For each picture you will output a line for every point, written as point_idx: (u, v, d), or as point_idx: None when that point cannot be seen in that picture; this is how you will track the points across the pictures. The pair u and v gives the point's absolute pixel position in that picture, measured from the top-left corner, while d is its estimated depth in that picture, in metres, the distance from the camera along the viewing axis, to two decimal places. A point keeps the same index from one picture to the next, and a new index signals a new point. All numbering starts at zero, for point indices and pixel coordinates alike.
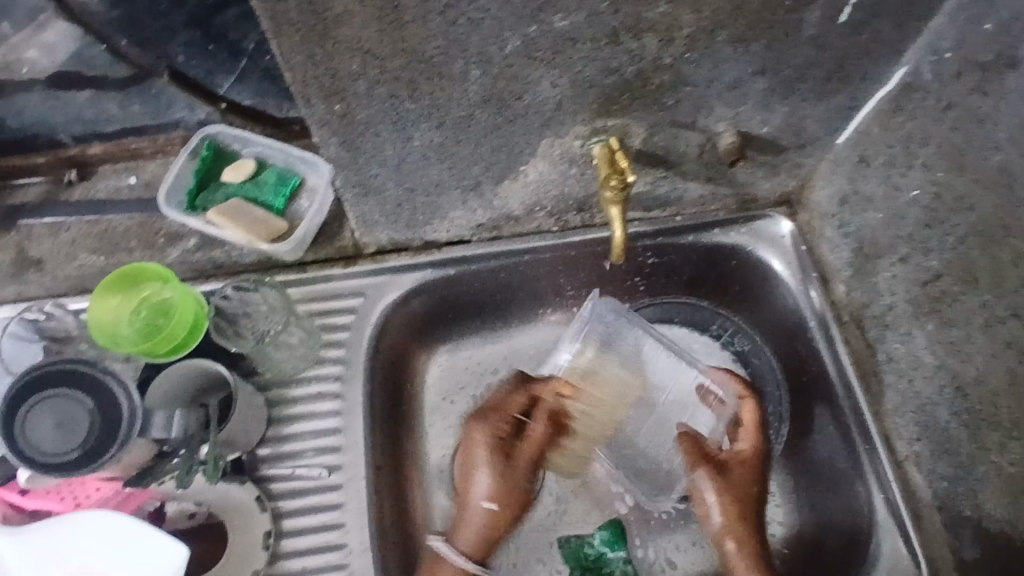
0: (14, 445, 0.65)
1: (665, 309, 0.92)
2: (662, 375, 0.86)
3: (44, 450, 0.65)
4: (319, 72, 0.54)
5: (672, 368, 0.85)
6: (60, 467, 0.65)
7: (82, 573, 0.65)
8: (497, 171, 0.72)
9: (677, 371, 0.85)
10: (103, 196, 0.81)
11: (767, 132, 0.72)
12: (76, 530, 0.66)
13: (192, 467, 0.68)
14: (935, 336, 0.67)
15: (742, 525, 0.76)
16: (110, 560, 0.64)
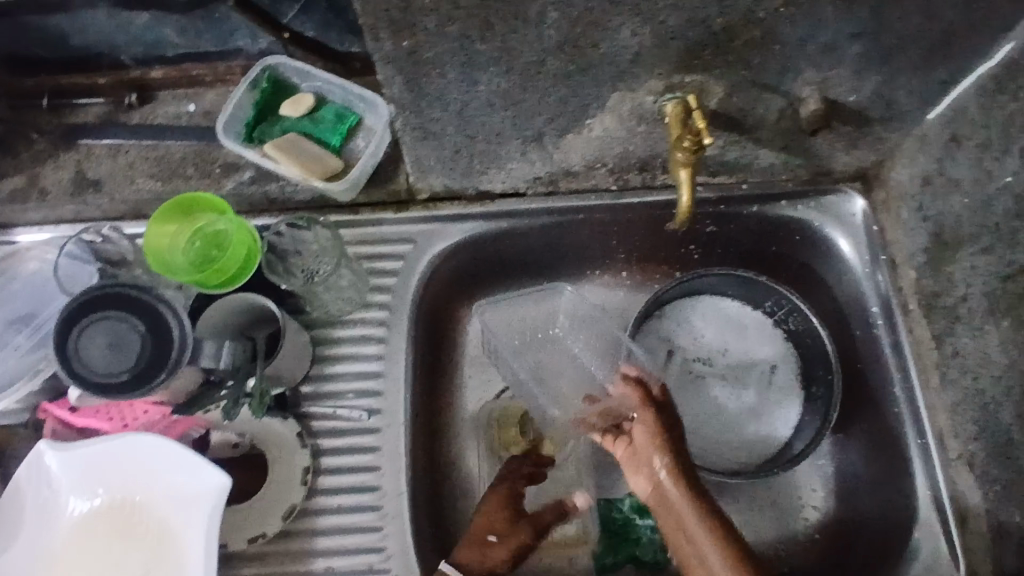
0: (66, 362, 0.67)
1: (718, 282, 0.87)
2: (707, 348, 0.88)
3: (95, 369, 0.66)
4: (390, 5, 0.52)
5: (718, 342, 0.88)
6: (110, 388, 0.66)
7: (127, 489, 0.68)
8: (562, 123, 0.68)
9: (722, 346, 0.88)
10: (162, 122, 0.81)
11: (854, 102, 0.67)
12: (119, 451, 0.67)
13: (238, 399, 0.69)
14: (1011, 334, 0.63)
15: (691, 495, 0.66)
16: (154, 481, 0.67)
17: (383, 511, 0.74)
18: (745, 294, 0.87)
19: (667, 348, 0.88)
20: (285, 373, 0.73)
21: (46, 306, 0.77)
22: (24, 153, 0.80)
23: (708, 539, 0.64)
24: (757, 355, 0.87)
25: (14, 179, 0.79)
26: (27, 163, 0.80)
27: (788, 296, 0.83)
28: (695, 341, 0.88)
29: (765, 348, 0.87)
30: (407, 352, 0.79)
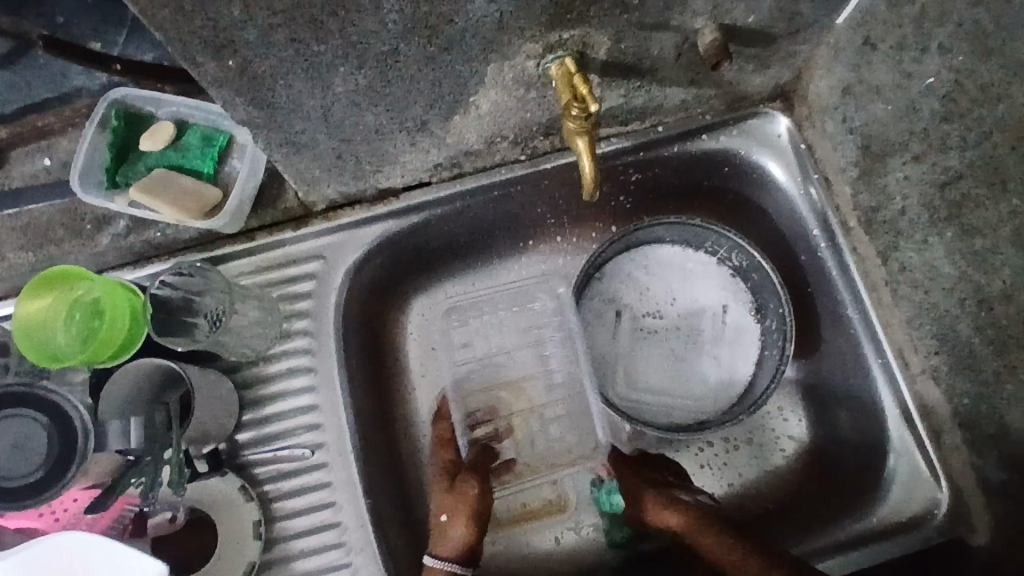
0: None
1: (652, 231, 0.82)
2: (658, 301, 0.83)
3: (3, 473, 0.62)
4: (196, 24, 0.44)
5: (667, 293, 0.83)
6: (21, 490, 0.62)
7: None
8: (443, 107, 0.62)
9: (672, 295, 0.83)
10: (20, 184, 0.72)
11: (755, 22, 0.61)
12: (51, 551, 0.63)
13: (156, 480, 0.62)
14: (956, 246, 0.59)
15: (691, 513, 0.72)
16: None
17: (348, 546, 0.71)
18: (684, 237, 0.82)
19: (615, 309, 0.83)
20: (209, 430, 0.68)
21: None
22: None
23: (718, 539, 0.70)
24: (712, 299, 0.82)
25: None
26: None
27: (727, 236, 0.79)
28: (644, 296, 0.83)
29: (717, 291, 0.83)
30: (340, 377, 0.74)
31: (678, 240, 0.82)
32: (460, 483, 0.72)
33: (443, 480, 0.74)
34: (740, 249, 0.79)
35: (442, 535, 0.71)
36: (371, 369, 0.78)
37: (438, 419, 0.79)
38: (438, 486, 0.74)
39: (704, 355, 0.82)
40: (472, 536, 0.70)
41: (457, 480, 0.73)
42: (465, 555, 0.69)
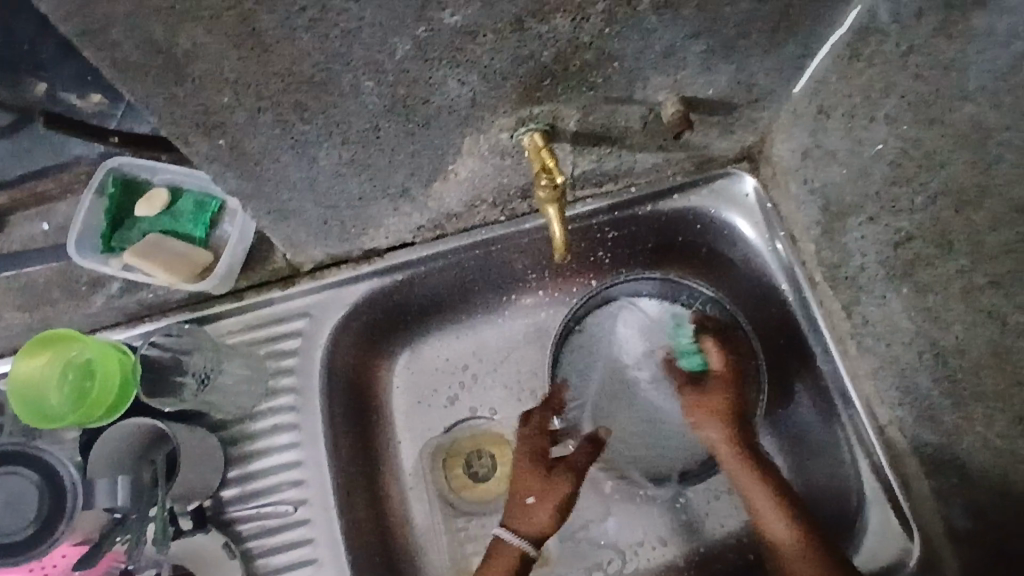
0: None
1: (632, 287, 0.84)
2: (635, 353, 0.85)
3: None
4: (189, 109, 0.47)
5: (644, 344, 0.85)
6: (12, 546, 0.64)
7: None
8: (423, 175, 0.65)
9: (649, 347, 0.85)
10: (17, 247, 0.75)
11: (715, 94, 0.65)
12: None
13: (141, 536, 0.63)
14: (912, 300, 0.61)
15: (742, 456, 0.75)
16: None
17: None
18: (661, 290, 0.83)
19: (593, 361, 0.85)
20: (193, 488, 0.69)
21: None
22: None
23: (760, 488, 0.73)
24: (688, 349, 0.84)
25: None
26: None
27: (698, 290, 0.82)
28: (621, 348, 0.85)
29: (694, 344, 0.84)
30: (324, 433, 0.76)
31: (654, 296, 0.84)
32: (557, 474, 0.76)
33: (540, 466, 0.77)
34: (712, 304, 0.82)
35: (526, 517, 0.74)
36: (354, 424, 0.80)
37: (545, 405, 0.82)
38: (535, 467, 0.77)
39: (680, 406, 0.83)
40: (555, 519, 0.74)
41: (555, 470, 0.76)
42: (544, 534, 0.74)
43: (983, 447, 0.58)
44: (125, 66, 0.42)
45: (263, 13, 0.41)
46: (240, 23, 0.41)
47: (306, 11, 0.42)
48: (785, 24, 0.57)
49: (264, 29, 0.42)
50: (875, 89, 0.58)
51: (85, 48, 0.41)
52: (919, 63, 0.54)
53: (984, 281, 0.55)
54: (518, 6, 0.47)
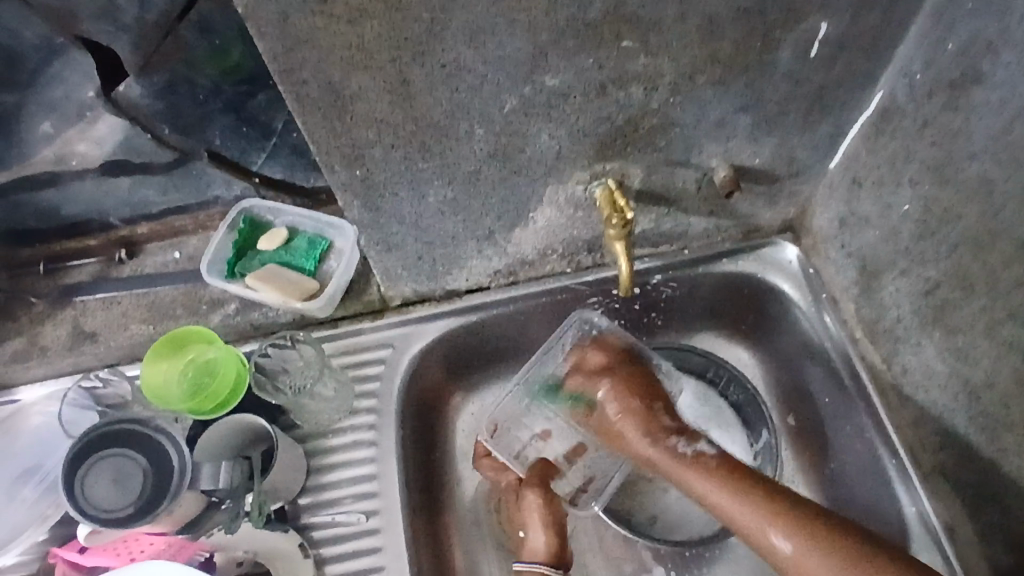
0: (71, 497, 0.70)
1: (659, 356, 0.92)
2: None
3: (100, 505, 0.70)
4: (340, 142, 0.61)
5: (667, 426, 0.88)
6: (114, 522, 0.69)
7: None
8: (508, 220, 0.77)
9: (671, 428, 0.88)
10: (151, 271, 0.89)
11: (760, 164, 0.76)
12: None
13: (237, 514, 0.74)
14: (943, 345, 0.69)
15: (699, 468, 0.69)
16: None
17: None
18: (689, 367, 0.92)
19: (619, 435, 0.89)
20: (279, 486, 0.76)
21: (50, 455, 0.81)
22: (22, 318, 0.87)
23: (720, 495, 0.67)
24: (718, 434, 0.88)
25: (15, 341, 0.86)
26: (27, 325, 0.86)
27: (725, 364, 0.91)
28: None
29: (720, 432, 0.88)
30: (397, 450, 0.81)
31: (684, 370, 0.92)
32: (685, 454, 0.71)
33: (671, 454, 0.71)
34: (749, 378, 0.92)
35: (543, 550, 0.77)
36: (423, 451, 0.86)
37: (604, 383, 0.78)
38: (671, 455, 0.71)
39: None
40: (555, 542, 0.77)
41: (680, 458, 0.71)
42: (553, 562, 0.77)
43: (1018, 476, 0.63)
44: (305, 101, 0.56)
45: (414, 67, 0.55)
46: (395, 73, 0.55)
47: (445, 68, 0.56)
48: (819, 104, 0.70)
49: (412, 80, 0.56)
50: (899, 158, 0.69)
51: (279, 86, 0.56)
52: (933, 133, 0.64)
53: (1003, 315, 0.61)
54: (602, 73, 0.60)
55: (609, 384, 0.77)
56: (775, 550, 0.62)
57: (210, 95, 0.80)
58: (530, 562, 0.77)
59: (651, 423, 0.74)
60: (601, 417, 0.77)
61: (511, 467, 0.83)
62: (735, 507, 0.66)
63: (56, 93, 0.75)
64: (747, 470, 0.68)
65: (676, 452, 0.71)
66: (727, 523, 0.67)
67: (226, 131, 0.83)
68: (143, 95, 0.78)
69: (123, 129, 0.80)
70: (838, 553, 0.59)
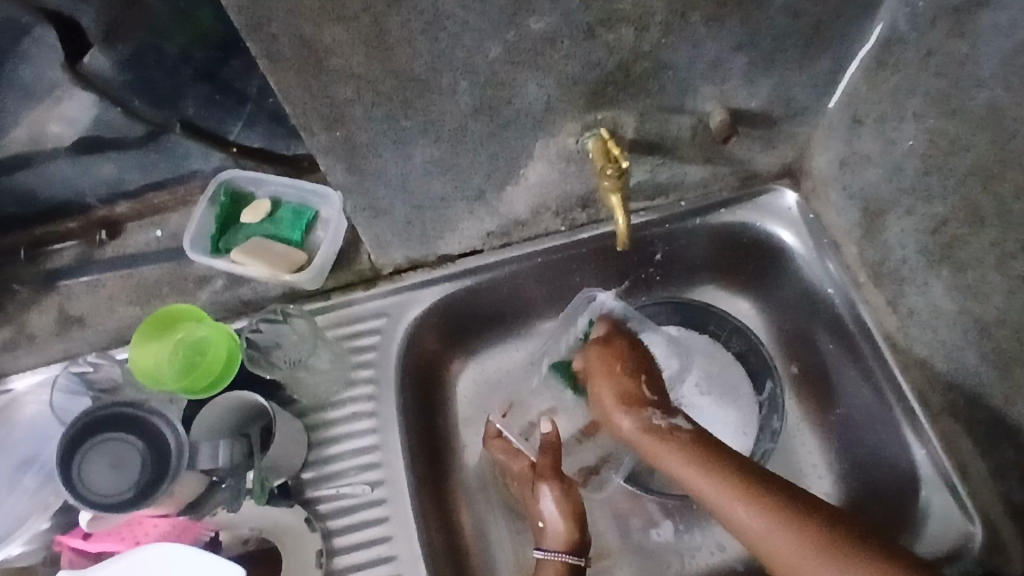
0: (69, 483, 0.69)
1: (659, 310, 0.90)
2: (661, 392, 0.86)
3: (98, 490, 0.68)
4: (319, 102, 0.58)
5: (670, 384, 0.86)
6: (114, 506, 0.68)
7: None
8: (499, 178, 0.74)
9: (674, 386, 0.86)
10: (134, 251, 0.86)
11: (757, 106, 0.74)
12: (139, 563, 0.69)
13: (240, 493, 0.73)
14: (951, 283, 0.67)
15: (683, 448, 0.69)
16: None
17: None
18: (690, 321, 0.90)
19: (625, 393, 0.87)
20: (281, 462, 0.74)
21: (48, 442, 0.80)
22: (6, 306, 0.84)
23: (709, 483, 0.65)
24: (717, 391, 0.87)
25: (0, 330, 0.83)
26: (12, 313, 0.84)
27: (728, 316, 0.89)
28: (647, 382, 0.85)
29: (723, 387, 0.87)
30: (398, 419, 0.80)
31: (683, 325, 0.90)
32: (669, 429, 0.71)
33: (655, 433, 0.71)
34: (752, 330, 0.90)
35: (563, 537, 0.75)
36: (424, 419, 0.85)
37: (592, 348, 0.80)
38: (653, 435, 0.71)
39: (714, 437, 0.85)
40: (572, 529, 0.75)
41: (664, 434, 0.70)
42: (571, 549, 0.74)
43: None
44: (277, 59, 0.53)
45: (391, 16, 0.52)
46: (371, 23, 0.52)
47: (423, 15, 0.53)
48: (817, 39, 0.67)
49: (389, 30, 0.53)
50: (902, 92, 0.66)
51: (249, 45, 0.52)
52: (938, 62, 0.61)
53: (1015, 248, 0.59)
54: (590, 15, 0.57)
55: (599, 357, 0.78)
56: (747, 530, 0.62)
57: (180, 62, 0.76)
58: (551, 551, 0.74)
59: (633, 398, 0.74)
60: (591, 391, 0.78)
61: (522, 450, 0.82)
62: (724, 492, 0.64)
63: (23, 74, 0.71)
64: (717, 445, 0.69)
65: (651, 427, 0.72)
66: (702, 503, 0.67)
67: (199, 100, 0.80)
68: (110, 66, 0.74)
69: (95, 103, 0.76)
70: (801, 533, 0.60)
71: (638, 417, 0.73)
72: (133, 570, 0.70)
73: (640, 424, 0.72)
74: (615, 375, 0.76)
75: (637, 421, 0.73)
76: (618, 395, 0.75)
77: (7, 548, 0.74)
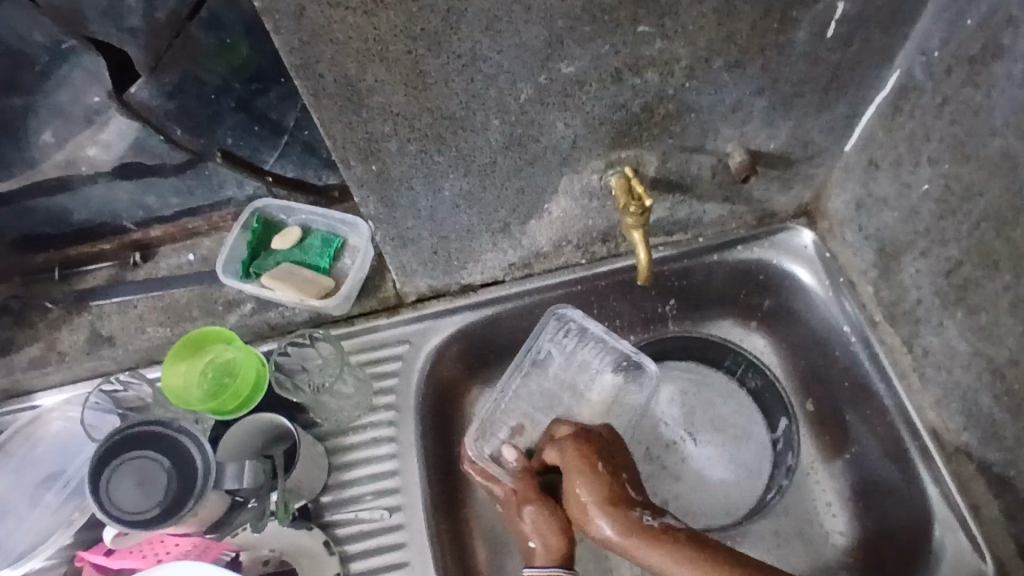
0: (93, 491, 0.70)
1: (673, 344, 0.92)
2: (672, 417, 0.89)
3: (118, 503, 0.70)
4: (357, 137, 0.60)
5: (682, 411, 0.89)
6: (130, 522, 0.69)
7: None
8: (523, 212, 0.76)
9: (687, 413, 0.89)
10: (165, 274, 0.88)
11: (774, 147, 0.76)
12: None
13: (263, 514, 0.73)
14: (966, 324, 0.68)
15: (681, 541, 0.65)
16: None
17: None
18: (706, 355, 0.92)
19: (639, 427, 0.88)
20: (301, 485, 0.76)
21: (73, 460, 0.82)
22: (39, 323, 0.87)
23: None
24: (737, 424, 0.89)
25: (32, 347, 0.85)
26: (44, 330, 0.86)
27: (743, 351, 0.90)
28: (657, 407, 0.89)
29: (741, 420, 0.89)
30: (417, 445, 0.81)
31: (697, 361, 0.92)
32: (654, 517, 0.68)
33: (647, 533, 0.66)
34: (769, 366, 0.91)
35: (552, 552, 0.74)
36: (441, 447, 0.86)
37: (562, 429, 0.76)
38: (648, 542, 0.65)
39: (727, 467, 0.86)
40: (558, 543, 0.74)
41: (656, 530, 0.66)
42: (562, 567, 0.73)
43: None
44: (321, 96, 0.56)
45: (431, 58, 0.55)
46: (411, 64, 0.55)
47: (461, 59, 0.56)
48: (835, 85, 0.69)
49: (428, 71, 0.56)
50: (918, 137, 0.69)
51: (296, 83, 0.55)
52: (952, 110, 0.64)
53: None
54: (618, 59, 0.60)
55: (574, 446, 0.73)
56: None
57: (222, 94, 0.80)
58: (540, 569, 0.72)
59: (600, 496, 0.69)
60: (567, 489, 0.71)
61: (499, 475, 0.80)
62: None
63: (63, 98, 0.75)
64: (701, 541, 0.65)
65: (636, 533, 0.66)
66: None
67: (238, 131, 0.83)
68: (155, 97, 0.77)
69: (133, 130, 0.80)
70: None
71: (625, 524, 0.67)
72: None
73: (621, 532, 0.67)
74: (593, 465, 0.72)
75: (619, 524, 0.67)
76: (593, 484, 0.70)
77: (29, 564, 0.76)
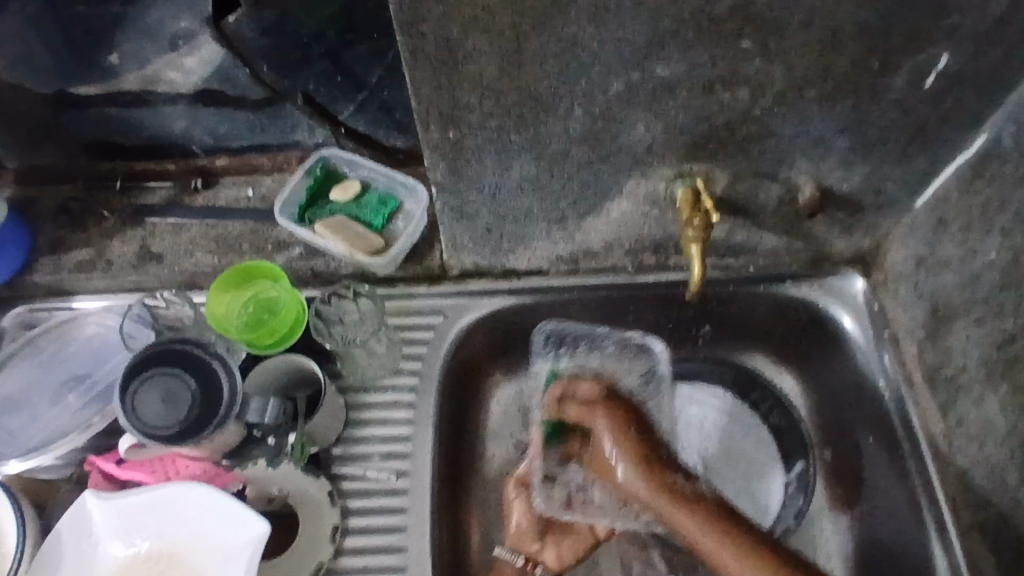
0: (122, 395, 0.71)
1: (698, 370, 0.91)
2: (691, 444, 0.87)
3: (140, 412, 0.71)
4: (442, 101, 0.61)
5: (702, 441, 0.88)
6: (146, 432, 0.70)
7: (187, 532, 0.73)
8: (584, 207, 0.76)
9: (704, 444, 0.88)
10: (223, 204, 0.90)
11: (846, 189, 0.75)
12: (171, 501, 0.73)
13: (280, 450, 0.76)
14: (1009, 400, 0.68)
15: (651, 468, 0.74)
16: (202, 526, 0.72)
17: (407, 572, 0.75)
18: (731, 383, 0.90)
19: None
20: (316, 430, 0.77)
21: (101, 365, 0.83)
22: (92, 229, 0.89)
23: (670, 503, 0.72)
24: (756, 459, 0.87)
25: (81, 250, 0.87)
26: (95, 237, 0.88)
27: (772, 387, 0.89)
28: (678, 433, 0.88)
29: (761, 456, 0.87)
30: (435, 416, 0.82)
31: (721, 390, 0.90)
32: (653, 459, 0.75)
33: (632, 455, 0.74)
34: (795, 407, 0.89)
35: (522, 542, 0.80)
36: (455, 423, 0.86)
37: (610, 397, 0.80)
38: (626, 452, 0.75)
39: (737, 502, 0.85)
40: (525, 538, 0.80)
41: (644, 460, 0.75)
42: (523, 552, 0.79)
43: None
44: (418, 55, 0.57)
45: (532, 36, 0.56)
46: (510, 40, 0.56)
47: (561, 42, 0.56)
48: (921, 137, 0.69)
49: (526, 49, 0.57)
50: (994, 205, 0.68)
51: (396, 39, 0.56)
52: None
53: None
54: (714, 70, 0.60)
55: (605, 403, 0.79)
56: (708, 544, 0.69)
57: (314, 39, 0.81)
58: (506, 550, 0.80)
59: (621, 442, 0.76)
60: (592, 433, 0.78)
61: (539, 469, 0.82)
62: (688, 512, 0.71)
63: (154, 18, 0.76)
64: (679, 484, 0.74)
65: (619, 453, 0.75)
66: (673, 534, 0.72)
67: (319, 77, 0.85)
68: (250, 30, 0.79)
69: (219, 60, 0.81)
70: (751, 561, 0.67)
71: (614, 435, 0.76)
72: (164, 503, 0.73)
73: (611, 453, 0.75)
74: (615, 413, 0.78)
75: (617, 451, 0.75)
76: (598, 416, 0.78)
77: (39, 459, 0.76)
